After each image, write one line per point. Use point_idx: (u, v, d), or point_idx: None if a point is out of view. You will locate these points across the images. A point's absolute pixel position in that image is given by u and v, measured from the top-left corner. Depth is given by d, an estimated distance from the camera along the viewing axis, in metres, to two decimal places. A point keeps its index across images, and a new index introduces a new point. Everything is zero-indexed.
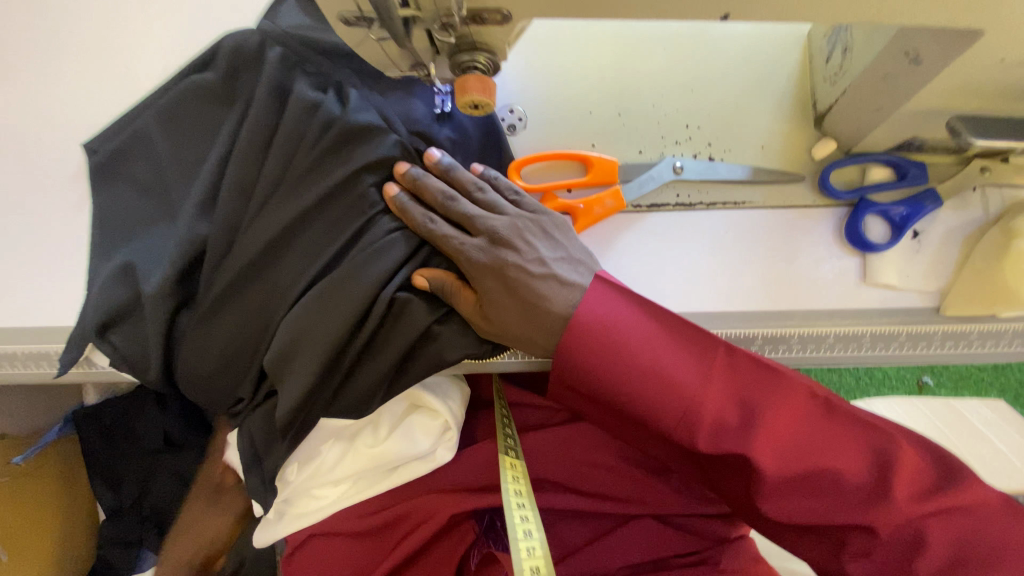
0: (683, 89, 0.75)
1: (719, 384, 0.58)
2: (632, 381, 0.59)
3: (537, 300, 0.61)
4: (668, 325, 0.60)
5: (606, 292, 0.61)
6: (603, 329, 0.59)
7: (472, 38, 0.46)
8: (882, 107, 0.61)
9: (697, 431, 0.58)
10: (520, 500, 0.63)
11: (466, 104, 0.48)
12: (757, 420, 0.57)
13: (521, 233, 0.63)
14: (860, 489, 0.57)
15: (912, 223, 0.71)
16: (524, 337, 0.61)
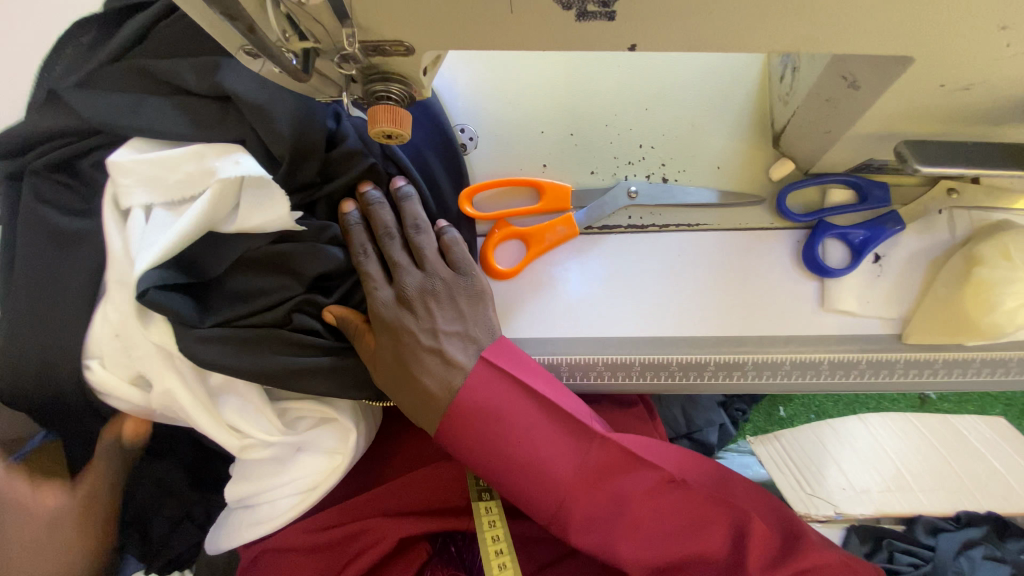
0: (638, 107, 0.73)
1: (592, 472, 0.58)
2: (511, 474, 0.58)
3: (417, 372, 0.59)
4: (544, 411, 0.59)
5: (488, 378, 0.59)
6: (480, 418, 0.58)
7: (381, 68, 0.45)
8: (831, 130, 0.59)
9: (569, 524, 0.58)
10: (497, 535, 0.67)
11: (378, 134, 0.47)
12: (627, 504, 0.58)
13: (427, 297, 0.62)
14: (720, 564, 0.59)
15: (872, 246, 0.68)
16: (401, 401, 0.60)
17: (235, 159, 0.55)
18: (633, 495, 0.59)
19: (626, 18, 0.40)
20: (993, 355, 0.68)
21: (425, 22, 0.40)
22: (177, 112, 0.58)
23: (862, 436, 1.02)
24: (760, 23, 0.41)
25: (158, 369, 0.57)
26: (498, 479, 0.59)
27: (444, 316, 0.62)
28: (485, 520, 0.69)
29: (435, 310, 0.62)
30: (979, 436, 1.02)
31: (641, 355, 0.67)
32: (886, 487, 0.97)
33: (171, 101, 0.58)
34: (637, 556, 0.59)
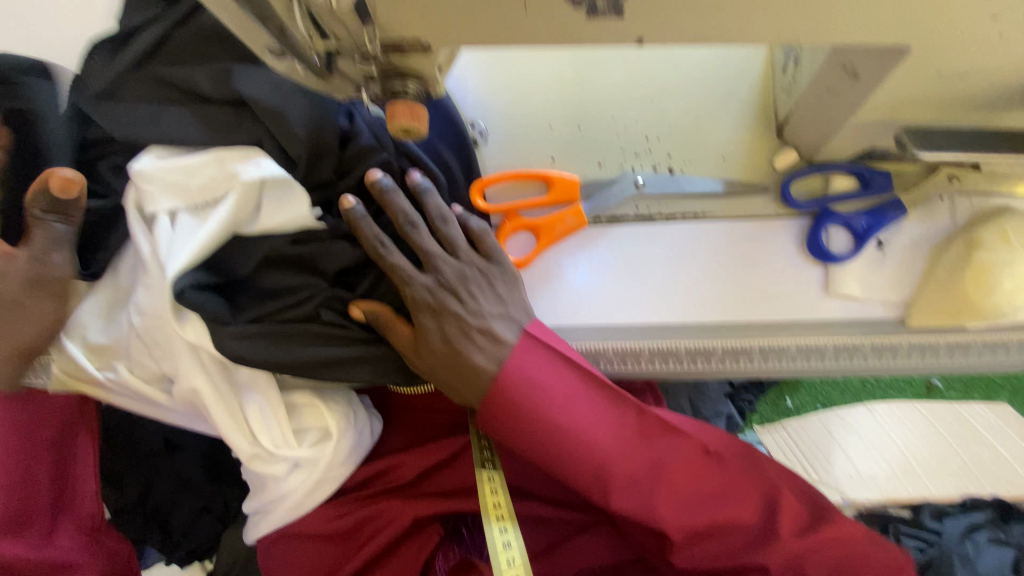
0: (644, 101, 0.75)
1: (630, 441, 0.61)
2: (556, 442, 0.60)
3: (466, 351, 0.61)
4: (589, 384, 0.61)
5: (532, 351, 0.61)
6: (525, 390, 0.60)
7: (399, 66, 0.47)
8: (833, 119, 0.60)
9: (612, 491, 0.60)
10: (500, 513, 0.68)
11: (396, 130, 0.49)
12: (666, 472, 0.61)
13: (467, 283, 0.63)
14: (752, 530, 0.63)
15: (874, 233, 0.70)
16: (447, 385, 0.62)
17: (255, 163, 0.57)
18: (670, 463, 0.61)
19: (633, 14, 0.42)
20: (994, 338, 0.69)
21: (440, 22, 0.42)
22: (199, 120, 0.60)
23: (869, 425, 1.03)
24: (761, 16, 0.43)
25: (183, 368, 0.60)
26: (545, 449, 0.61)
27: (484, 298, 0.63)
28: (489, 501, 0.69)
29: (472, 294, 0.63)
30: (985, 423, 1.03)
31: (650, 342, 0.69)
32: (893, 472, 0.99)
33: (193, 110, 0.61)
34: (676, 522, 0.61)
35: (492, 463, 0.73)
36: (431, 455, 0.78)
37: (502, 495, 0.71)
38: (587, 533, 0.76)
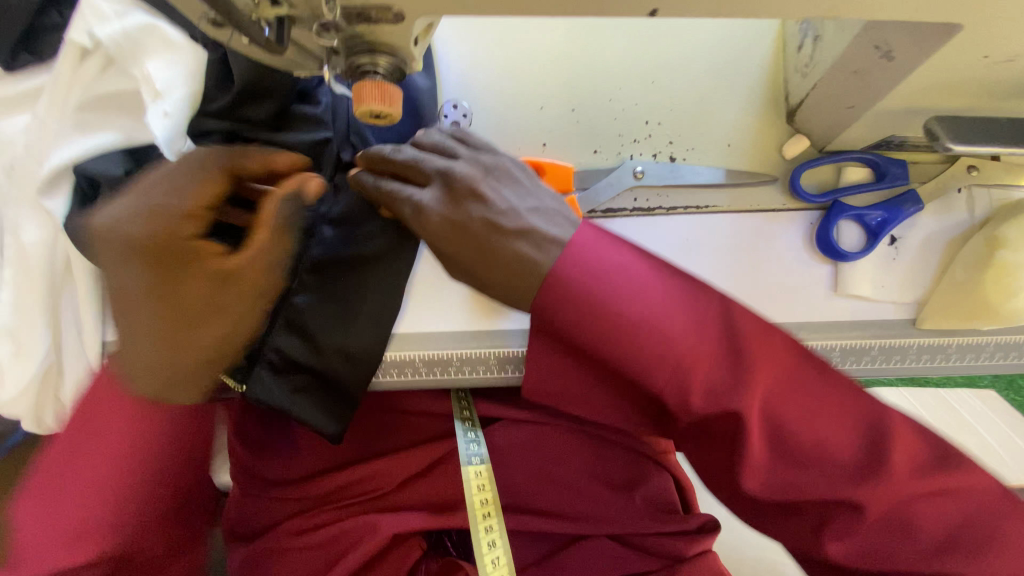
0: (643, 81, 0.68)
1: (676, 288, 0.49)
2: (591, 290, 0.48)
3: (504, 256, 0.49)
4: (661, 276, 0.49)
5: (596, 241, 0.50)
6: (590, 261, 0.49)
7: (366, 39, 0.40)
8: (854, 105, 0.55)
9: (687, 371, 0.48)
10: (486, 513, 0.67)
11: (363, 115, 0.41)
12: (746, 365, 0.47)
13: (491, 176, 0.52)
14: (848, 466, 0.49)
15: (889, 228, 0.65)
16: (482, 283, 0.51)
17: (161, 109, 0.51)
18: (745, 334, 0.48)
19: None
20: (1007, 339, 0.66)
21: None
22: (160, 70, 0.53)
23: None
24: None
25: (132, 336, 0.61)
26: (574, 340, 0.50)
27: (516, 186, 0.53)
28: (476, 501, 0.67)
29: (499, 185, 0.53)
30: (972, 409, 1.02)
31: None
32: None
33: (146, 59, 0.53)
34: (742, 389, 0.47)
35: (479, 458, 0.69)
36: (412, 459, 0.73)
37: (490, 490, 0.69)
38: (581, 543, 0.72)
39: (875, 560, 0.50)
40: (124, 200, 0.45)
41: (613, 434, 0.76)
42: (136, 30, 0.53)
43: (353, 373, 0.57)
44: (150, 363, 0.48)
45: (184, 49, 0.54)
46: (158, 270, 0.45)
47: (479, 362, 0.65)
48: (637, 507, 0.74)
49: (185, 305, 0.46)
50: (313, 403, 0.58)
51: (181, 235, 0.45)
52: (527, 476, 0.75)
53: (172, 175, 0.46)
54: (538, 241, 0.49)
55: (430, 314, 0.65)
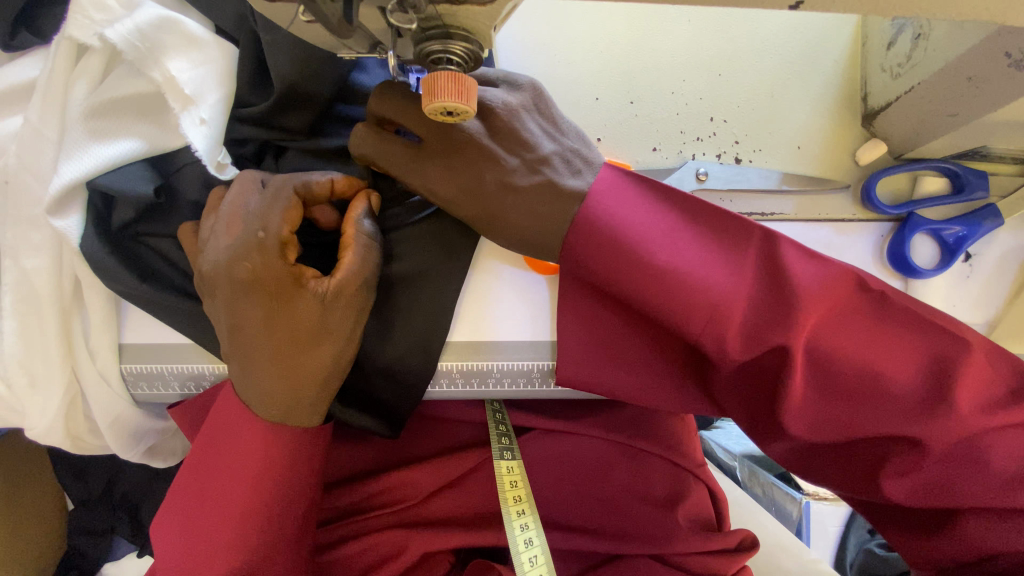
0: (709, 72, 0.62)
1: (703, 225, 0.48)
2: (612, 232, 0.47)
3: (513, 203, 0.50)
4: (687, 214, 0.49)
5: (619, 188, 0.49)
6: (607, 205, 0.48)
7: (442, 22, 0.35)
8: (957, 113, 0.51)
9: (726, 313, 0.46)
10: (521, 509, 0.65)
11: (436, 110, 0.36)
12: (792, 301, 0.45)
13: (498, 123, 0.50)
14: (908, 399, 0.45)
15: (967, 245, 0.60)
16: (494, 230, 0.52)
17: (198, 116, 0.49)
18: (791, 270, 0.46)
19: None
20: None
21: None
22: (185, 77, 0.49)
23: None
24: None
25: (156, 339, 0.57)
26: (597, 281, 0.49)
27: (529, 130, 0.51)
28: (508, 494, 0.66)
29: (516, 132, 0.51)
30: None
31: None
32: None
33: (167, 65, 0.49)
34: (787, 323, 0.45)
35: (510, 454, 0.69)
36: (444, 468, 0.70)
37: (522, 486, 0.67)
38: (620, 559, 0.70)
39: (938, 497, 0.46)
40: (218, 236, 0.49)
41: (651, 447, 0.75)
42: (150, 27, 0.48)
43: (405, 392, 0.59)
44: (260, 388, 0.50)
45: (208, 52, 0.51)
46: (257, 299, 0.48)
47: (521, 375, 0.59)
48: (683, 527, 0.72)
49: (288, 326, 0.49)
50: (365, 413, 0.60)
51: (285, 266, 0.48)
52: (563, 488, 0.73)
53: (264, 212, 0.49)
54: (559, 190, 0.49)
55: (487, 317, 0.59)
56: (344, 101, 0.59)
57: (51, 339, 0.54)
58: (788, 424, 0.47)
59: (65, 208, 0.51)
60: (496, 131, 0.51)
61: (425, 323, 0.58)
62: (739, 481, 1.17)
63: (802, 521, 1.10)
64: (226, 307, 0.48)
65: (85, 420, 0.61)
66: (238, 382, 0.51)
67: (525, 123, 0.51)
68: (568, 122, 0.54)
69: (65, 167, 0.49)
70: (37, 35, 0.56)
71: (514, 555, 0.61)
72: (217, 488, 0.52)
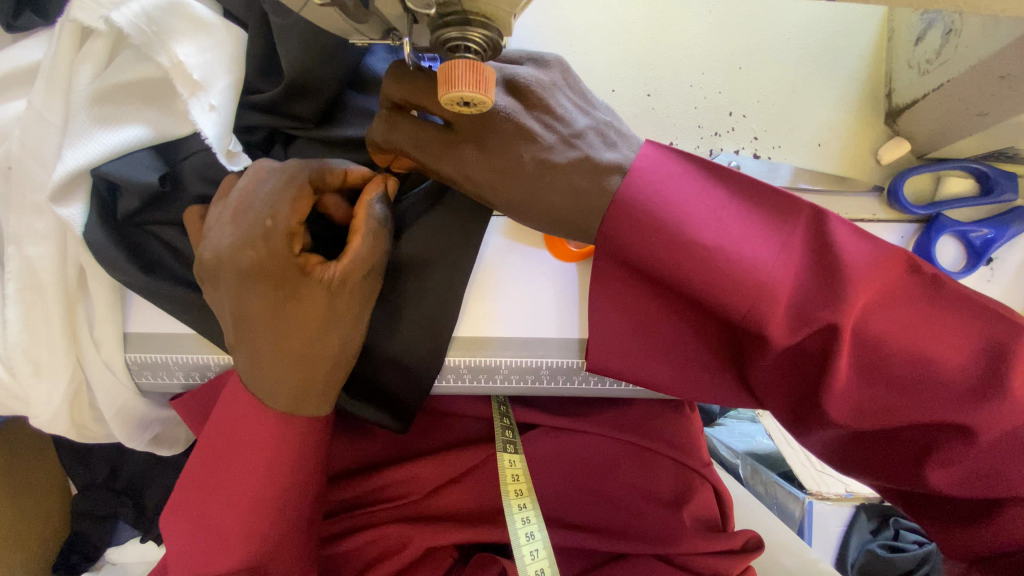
0: (729, 66, 0.61)
1: (749, 201, 0.47)
2: (655, 208, 0.46)
3: (552, 179, 0.48)
4: (733, 191, 0.47)
5: (660, 159, 0.48)
6: (652, 180, 0.47)
7: (461, 8, 0.33)
8: (987, 113, 0.50)
9: (773, 291, 0.44)
10: (522, 503, 0.65)
11: (452, 99, 0.35)
12: (840, 280, 0.44)
13: (531, 100, 0.49)
14: (959, 385, 0.44)
15: (994, 248, 0.59)
16: (530, 210, 0.50)
17: (207, 103, 0.48)
18: (842, 247, 0.45)
19: None
20: None
21: None
22: (194, 63, 0.48)
23: None
24: None
25: (163, 330, 0.57)
26: (640, 260, 0.48)
27: (563, 108, 0.50)
28: (511, 487, 0.65)
29: (550, 110, 0.49)
30: None
31: None
32: None
33: (174, 50, 0.47)
34: (836, 300, 0.44)
35: (512, 447, 0.69)
36: (448, 464, 0.70)
37: (524, 480, 0.67)
38: (625, 559, 0.69)
39: (986, 486, 0.45)
40: (224, 225, 0.47)
41: (658, 446, 0.74)
42: (156, 10, 0.47)
43: (410, 383, 0.58)
44: (267, 372, 0.49)
45: (216, 37, 0.50)
46: (263, 287, 0.47)
47: (529, 372, 0.59)
48: (689, 527, 0.71)
49: (295, 314, 0.48)
50: (372, 405, 0.60)
51: (291, 256, 0.47)
52: (567, 486, 0.73)
53: (270, 199, 0.47)
54: (596, 166, 0.48)
55: (499, 311, 0.58)
56: (353, 87, 0.58)
57: (55, 327, 0.54)
58: (829, 410, 0.46)
59: (68, 195, 0.50)
60: (531, 107, 0.49)
61: (433, 312, 0.57)
62: (742, 478, 1.18)
63: (803, 520, 1.09)
64: (232, 294, 0.47)
65: (89, 408, 0.61)
66: (243, 365, 0.50)
67: (559, 102, 0.50)
68: (596, 99, 0.53)
69: (69, 153, 0.48)
70: (41, 15, 0.55)
71: (515, 549, 0.61)
72: (218, 486, 0.51)
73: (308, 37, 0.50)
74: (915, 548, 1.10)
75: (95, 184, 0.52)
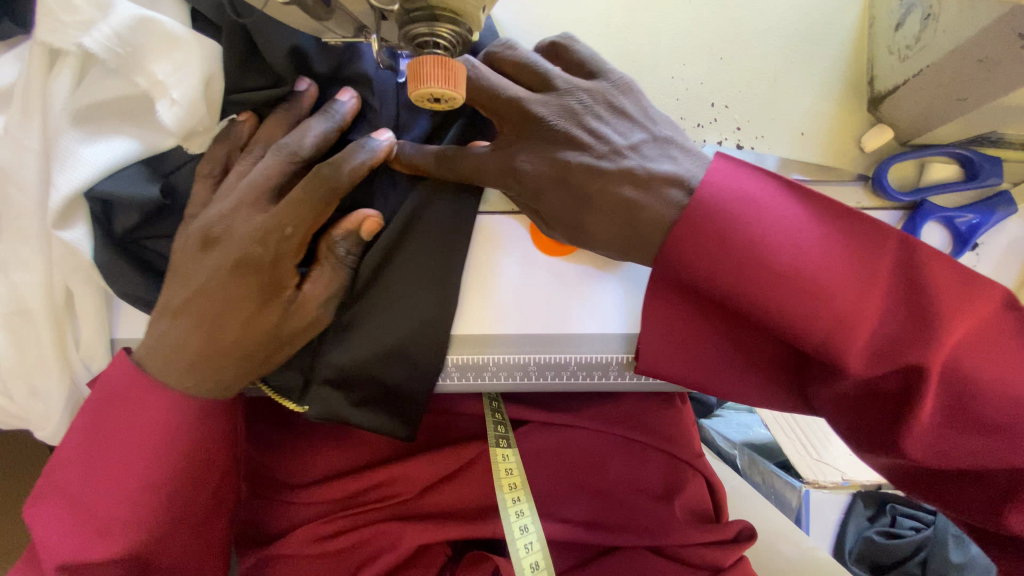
0: (710, 57, 0.60)
1: (830, 225, 0.46)
2: (726, 228, 0.46)
3: (613, 199, 0.49)
4: (817, 215, 0.46)
5: (732, 172, 0.48)
6: (723, 198, 0.46)
7: (427, 3, 0.33)
8: (966, 98, 0.50)
9: (846, 323, 0.44)
10: (517, 496, 0.66)
11: (422, 96, 0.35)
12: (930, 313, 0.44)
13: (587, 112, 0.51)
14: None
15: (980, 233, 0.59)
16: (588, 230, 0.51)
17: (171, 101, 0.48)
18: (932, 279, 0.44)
19: None
20: None
21: None
22: (165, 71, 0.48)
23: None
24: None
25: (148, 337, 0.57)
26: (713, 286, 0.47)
27: (617, 120, 0.51)
28: (504, 480, 0.66)
29: (601, 122, 0.51)
30: None
31: None
32: None
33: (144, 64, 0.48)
34: (928, 339, 0.43)
35: (505, 442, 0.69)
36: (438, 460, 0.70)
37: (517, 474, 0.67)
38: (615, 553, 0.69)
39: None
40: (241, 212, 0.50)
41: (648, 439, 0.74)
42: (127, 30, 0.46)
43: (423, 390, 0.58)
44: (178, 356, 0.50)
45: (188, 43, 0.48)
46: (237, 284, 0.50)
47: (517, 368, 0.60)
48: (679, 519, 0.71)
49: (244, 324, 0.51)
50: (375, 411, 0.59)
51: (273, 276, 0.51)
52: (558, 481, 0.72)
53: (295, 211, 0.49)
54: (657, 181, 0.48)
55: (494, 308, 0.58)
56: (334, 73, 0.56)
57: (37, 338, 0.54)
58: (907, 446, 0.46)
59: (69, 218, 0.51)
60: (590, 121, 0.50)
61: (427, 310, 0.56)
62: (738, 470, 1.18)
63: (801, 509, 1.10)
64: (208, 272, 0.50)
65: None
66: (154, 326, 0.51)
67: (619, 113, 0.52)
68: (656, 109, 0.53)
69: (63, 177, 0.49)
70: (18, 23, 0.53)
71: (510, 543, 0.62)
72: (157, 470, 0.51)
73: (280, 34, 0.49)
74: (913, 534, 1.10)
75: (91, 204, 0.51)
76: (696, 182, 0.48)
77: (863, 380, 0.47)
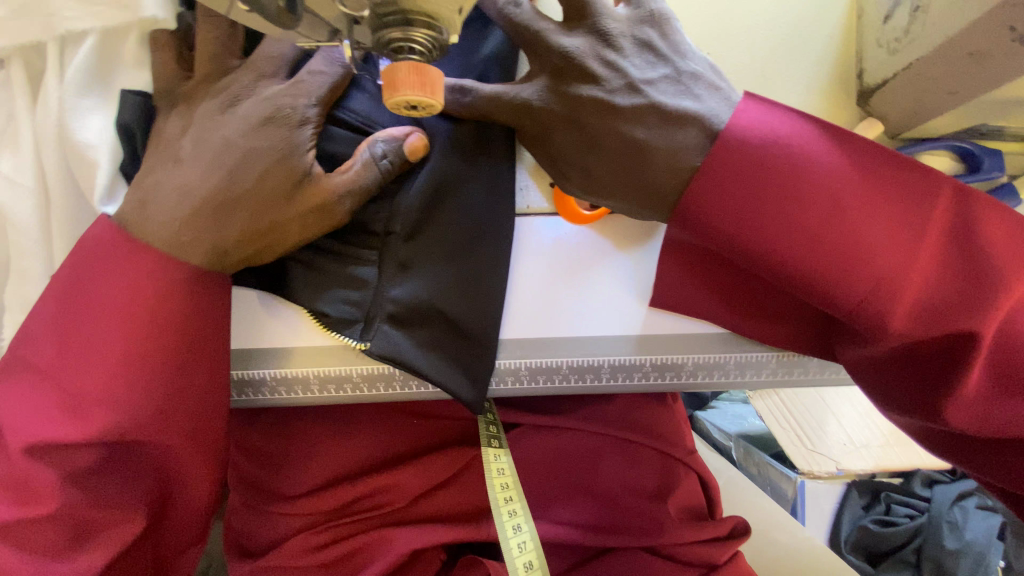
0: (697, 51, 0.59)
1: (872, 170, 0.45)
2: (761, 176, 0.45)
3: (641, 142, 0.48)
4: (863, 163, 0.45)
5: (763, 111, 0.47)
6: (753, 135, 0.45)
7: (399, 7, 0.32)
8: (956, 92, 0.50)
9: (903, 276, 0.44)
10: (509, 497, 0.66)
11: (398, 105, 0.34)
12: (987, 296, 0.43)
13: (611, 43, 0.50)
14: None
15: None
16: (610, 183, 0.50)
17: None
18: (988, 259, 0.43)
19: None
20: None
21: None
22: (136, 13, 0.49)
23: (851, 411, 1.08)
24: None
25: None
26: (747, 237, 0.46)
27: (639, 58, 0.50)
28: (497, 481, 0.66)
29: (621, 56, 0.50)
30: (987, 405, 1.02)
31: (695, 354, 0.60)
32: (887, 442, 1.06)
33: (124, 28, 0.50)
34: (982, 323, 0.43)
35: (497, 442, 0.69)
36: (433, 462, 0.70)
37: (508, 473, 0.67)
38: (611, 553, 0.69)
39: None
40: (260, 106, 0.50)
41: (641, 438, 0.74)
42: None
43: (480, 342, 0.57)
44: (163, 215, 0.47)
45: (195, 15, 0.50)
46: (256, 142, 0.49)
47: (509, 373, 0.59)
48: (674, 518, 0.71)
49: (246, 194, 0.49)
50: (440, 359, 0.56)
51: (296, 140, 0.50)
52: (553, 484, 0.72)
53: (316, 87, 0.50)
54: (679, 117, 0.48)
55: (532, 275, 0.59)
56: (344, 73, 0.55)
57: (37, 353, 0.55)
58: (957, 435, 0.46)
59: (113, 193, 0.53)
60: (609, 54, 0.49)
61: (493, 252, 0.57)
62: (735, 460, 1.18)
63: (796, 500, 1.11)
64: (222, 130, 0.49)
65: None
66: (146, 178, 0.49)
67: (643, 49, 0.50)
68: (688, 45, 0.51)
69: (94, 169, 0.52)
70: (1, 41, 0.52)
71: (503, 542, 0.63)
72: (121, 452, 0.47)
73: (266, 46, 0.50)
74: (908, 521, 1.10)
75: (130, 175, 0.54)
76: (720, 124, 0.47)
77: (903, 352, 0.48)
